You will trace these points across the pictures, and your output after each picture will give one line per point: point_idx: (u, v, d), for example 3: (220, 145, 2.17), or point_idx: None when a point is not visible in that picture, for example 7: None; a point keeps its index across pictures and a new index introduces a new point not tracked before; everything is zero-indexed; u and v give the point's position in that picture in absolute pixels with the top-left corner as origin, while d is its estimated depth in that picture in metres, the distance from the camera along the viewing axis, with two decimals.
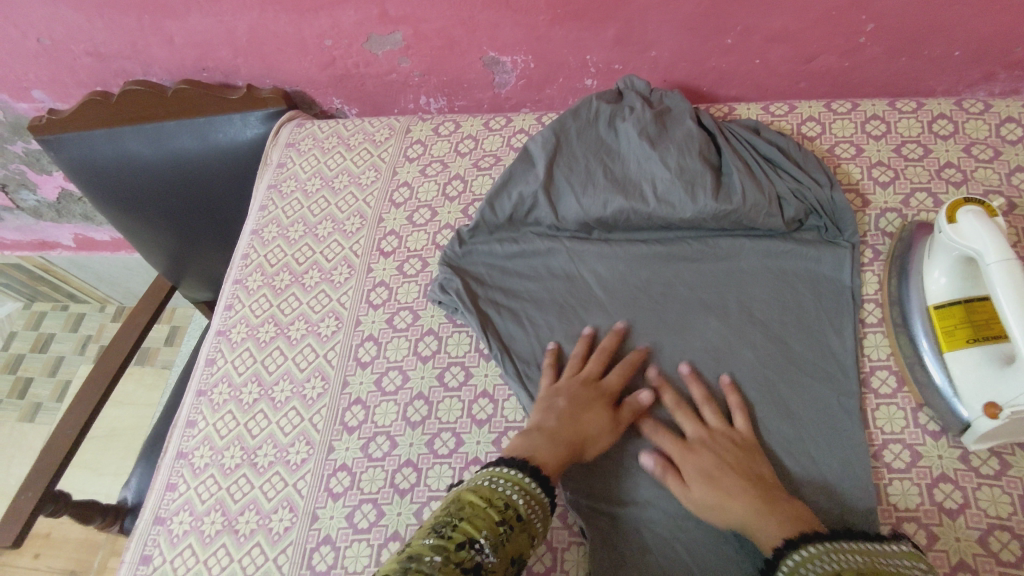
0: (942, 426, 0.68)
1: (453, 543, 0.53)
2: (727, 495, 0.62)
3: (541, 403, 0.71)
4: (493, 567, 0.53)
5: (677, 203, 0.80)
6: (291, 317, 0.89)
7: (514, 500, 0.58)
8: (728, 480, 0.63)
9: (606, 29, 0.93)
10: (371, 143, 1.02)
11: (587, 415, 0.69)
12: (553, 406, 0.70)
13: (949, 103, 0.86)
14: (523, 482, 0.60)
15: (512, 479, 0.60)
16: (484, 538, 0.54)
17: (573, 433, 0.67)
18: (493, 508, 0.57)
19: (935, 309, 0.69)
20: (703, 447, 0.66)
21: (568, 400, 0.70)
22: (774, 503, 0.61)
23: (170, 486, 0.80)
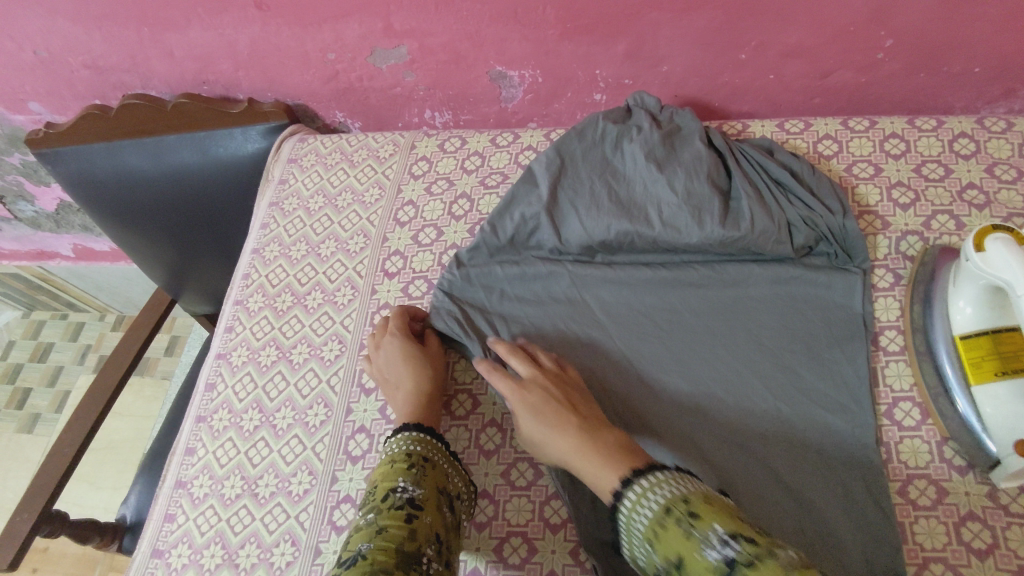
0: (968, 461, 0.65)
1: (379, 500, 0.60)
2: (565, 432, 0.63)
3: (386, 388, 0.76)
4: (423, 497, 0.61)
5: (683, 229, 0.78)
6: (293, 340, 0.86)
7: (414, 448, 0.66)
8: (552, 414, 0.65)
9: (617, 44, 0.90)
10: (375, 159, 1.00)
11: (414, 366, 0.75)
12: (393, 385, 0.75)
13: (970, 121, 0.84)
14: (416, 435, 0.68)
15: (408, 435, 0.67)
16: (403, 481, 0.62)
17: (415, 391, 0.74)
18: (399, 462, 0.64)
19: (961, 339, 0.67)
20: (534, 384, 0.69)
21: (395, 366, 0.76)
22: (597, 438, 0.62)
23: (169, 517, 0.77)
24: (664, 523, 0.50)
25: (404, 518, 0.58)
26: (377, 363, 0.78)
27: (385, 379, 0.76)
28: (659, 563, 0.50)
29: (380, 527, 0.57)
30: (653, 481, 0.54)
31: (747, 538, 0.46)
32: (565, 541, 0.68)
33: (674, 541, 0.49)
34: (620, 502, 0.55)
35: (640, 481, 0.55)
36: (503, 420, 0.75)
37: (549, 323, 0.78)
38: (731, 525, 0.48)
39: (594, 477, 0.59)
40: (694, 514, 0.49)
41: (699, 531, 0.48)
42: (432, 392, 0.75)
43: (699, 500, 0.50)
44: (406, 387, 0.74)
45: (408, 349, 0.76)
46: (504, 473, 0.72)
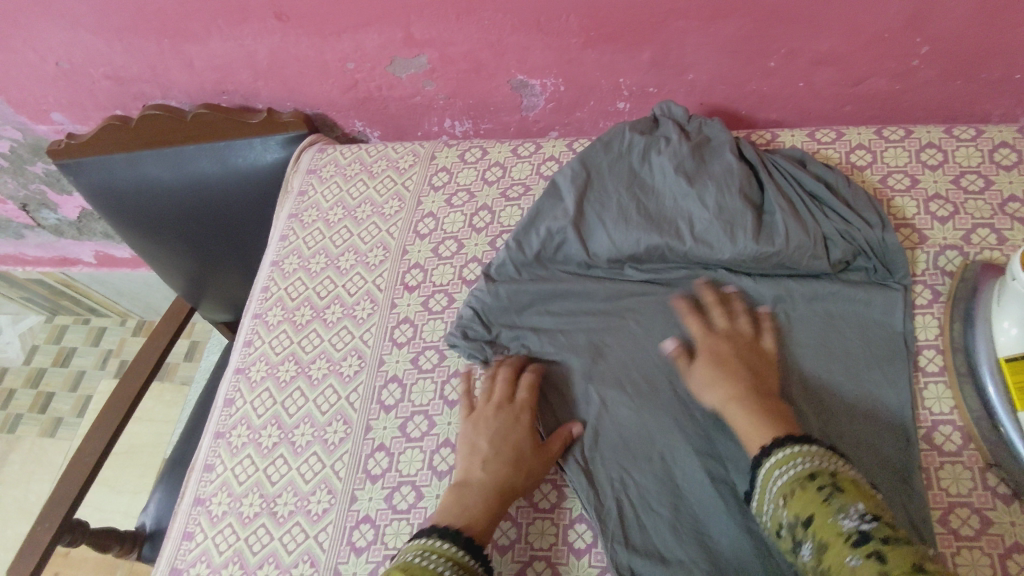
0: (1014, 489, 0.62)
1: None
2: (714, 384, 0.67)
3: (464, 448, 0.70)
4: None
5: (715, 244, 0.75)
6: (313, 355, 0.85)
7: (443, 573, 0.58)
8: (730, 369, 0.68)
9: (641, 52, 0.88)
10: (394, 170, 0.98)
11: (511, 450, 0.69)
12: (477, 451, 0.69)
13: (1011, 130, 0.81)
14: (454, 556, 0.60)
15: (446, 554, 0.60)
16: None
17: (496, 483, 0.66)
18: None
19: (1005, 360, 0.64)
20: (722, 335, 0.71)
21: (490, 438, 0.69)
22: (759, 405, 0.65)
23: (187, 535, 0.77)
24: (806, 488, 0.55)
25: None
26: (475, 416, 0.72)
27: (472, 439, 0.70)
28: (784, 517, 0.55)
29: None
30: (803, 449, 0.58)
31: (883, 522, 0.52)
32: (589, 567, 0.66)
33: (810, 502, 0.54)
34: (761, 458, 0.60)
35: (781, 450, 0.59)
36: None
37: (576, 339, 0.77)
38: (873, 508, 0.53)
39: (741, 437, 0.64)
40: (840, 488, 0.54)
41: (839, 502, 0.53)
42: (510, 482, 0.67)
43: (846, 480, 0.55)
44: (491, 470, 0.67)
45: (508, 423, 0.70)
46: (527, 495, 0.70)
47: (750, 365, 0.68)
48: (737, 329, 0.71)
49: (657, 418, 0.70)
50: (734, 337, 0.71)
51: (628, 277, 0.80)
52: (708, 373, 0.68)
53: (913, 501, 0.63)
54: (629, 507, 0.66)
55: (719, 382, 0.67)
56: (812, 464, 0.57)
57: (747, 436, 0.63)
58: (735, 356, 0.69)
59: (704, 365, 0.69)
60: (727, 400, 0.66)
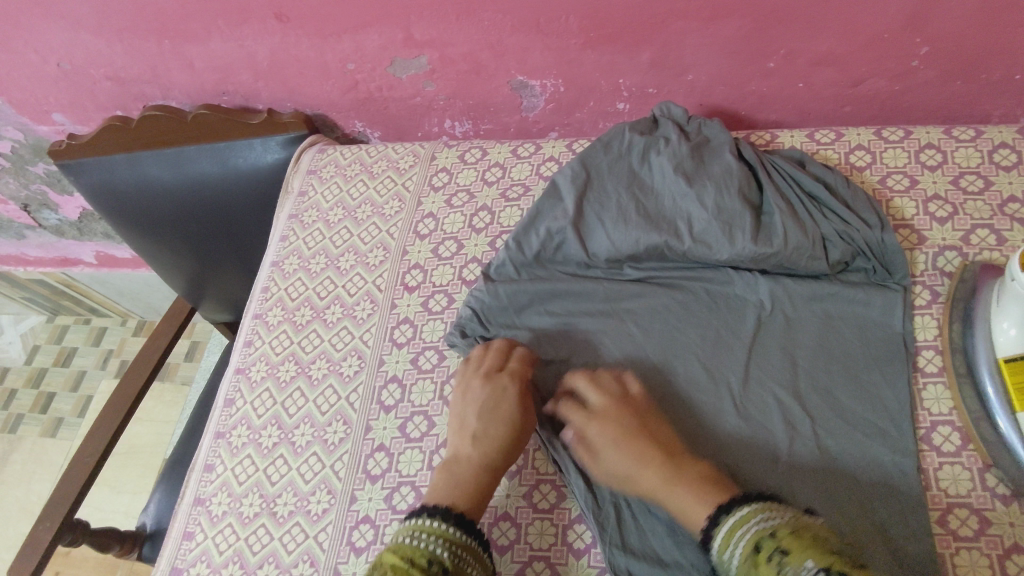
0: (1013, 490, 0.62)
1: None
2: (635, 474, 0.64)
3: (455, 426, 0.71)
4: None
5: (713, 244, 0.75)
6: (313, 356, 0.85)
7: (439, 552, 0.59)
8: (641, 448, 0.64)
9: (641, 53, 0.88)
10: (395, 171, 0.98)
11: (501, 426, 0.69)
12: (467, 429, 0.70)
13: (1011, 131, 0.81)
14: (448, 534, 0.61)
15: (437, 533, 0.60)
16: None
17: (483, 462, 0.67)
18: (416, 566, 0.57)
19: (1004, 361, 0.65)
20: (611, 413, 0.67)
21: (478, 416, 0.69)
22: (681, 474, 0.62)
23: (187, 535, 0.77)
24: (759, 566, 0.52)
25: None
26: (465, 393, 0.72)
27: (462, 418, 0.71)
28: None
29: None
30: (745, 513, 0.56)
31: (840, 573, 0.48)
32: (588, 567, 0.66)
33: None
34: (710, 540, 0.57)
35: (723, 523, 0.57)
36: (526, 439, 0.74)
37: (576, 338, 0.77)
38: (823, 560, 0.49)
39: (684, 512, 0.61)
40: (784, 550, 0.51)
41: (791, 568, 0.50)
42: (502, 456, 0.68)
43: (787, 535, 0.52)
44: (479, 446, 0.68)
45: (496, 399, 0.70)
46: (526, 495, 0.71)
47: (650, 436, 0.65)
48: (614, 398, 0.69)
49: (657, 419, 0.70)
50: (626, 407, 0.68)
51: (627, 277, 0.80)
52: (622, 467, 0.65)
53: (910, 501, 0.63)
54: (627, 509, 0.66)
55: (638, 470, 0.64)
56: (754, 532, 0.54)
57: (691, 512, 0.60)
58: (635, 430, 0.66)
59: (617, 454, 0.65)
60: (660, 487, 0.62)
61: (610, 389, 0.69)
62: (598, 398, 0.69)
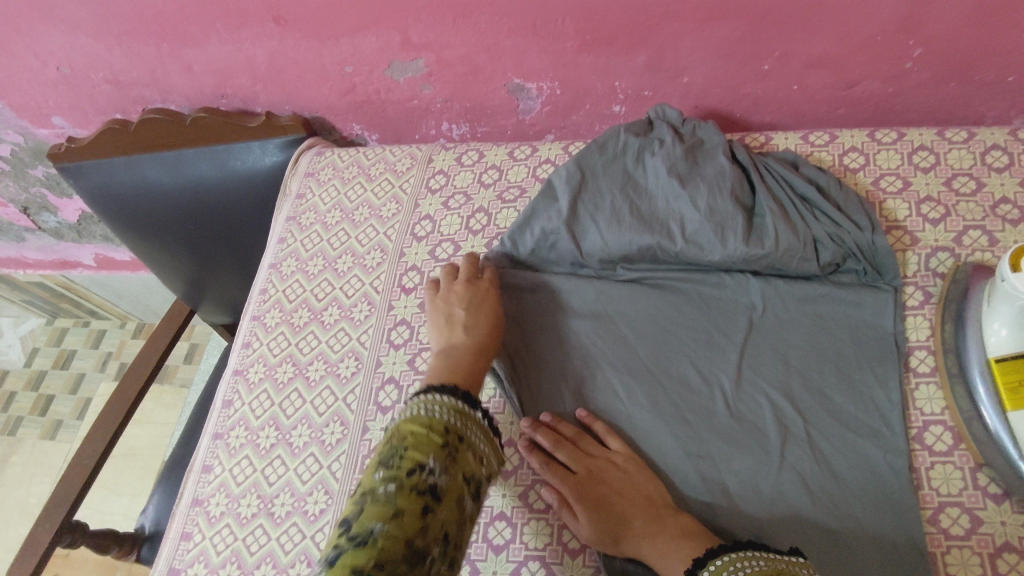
0: (1004, 489, 0.63)
1: (403, 471, 0.51)
2: (614, 532, 0.63)
3: (439, 319, 0.75)
4: (447, 486, 0.52)
5: (706, 245, 0.76)
6: (310, 357, 0.86)
7: (452, 421, 0.57)
8: (620, 509, 0.64)
9: (636, 55, 0.89)
10: (392, 174, 0.99)
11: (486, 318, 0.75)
12: (455, 320, 0.74)
13: (1003, 133, 0.81)
14: (456, 406, 0.59)
15: (449, 402, 0.58)
16: (434, 461, 0.52)
17: (474, 339, 0.72)
18: (437, 431, 0.55)
19: (996, 362, 0.65)
20: (589, 477, 0.67)
21: (465, 308, 0.75)
22: (660, 526, 0.62)
23: (185, 535, 0.77)
24: None
25: (422, 509, 0.49)
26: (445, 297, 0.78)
27: (448, 313, 0.75)
28: None
29: (398, 508, 0.48)
30: (721, 564, 0.55)
31: None
32: (582, 568, 0.66)
33: None
34: None
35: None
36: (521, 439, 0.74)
37: (570, 338, 0.77)
38: None
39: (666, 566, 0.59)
40: None
41: None
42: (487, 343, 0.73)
43: None
44: (473, 331, 0.73)
45: (481, 300, 0.77)
46: (522, 495, 0.71)
47: (627, 491, 0.65)
48: (591, 459, 0.68)
49: (651, 421, 0.71)
50: (607, 467, 0.67)
51: (621, 277, 0.81)
52: (602, 528, 0.64)
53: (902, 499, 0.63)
54: None
55: (617, 527, 0.63)
56: None
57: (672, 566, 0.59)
58: (612, 491, 0.65)
59: (597, 515, 0.64)
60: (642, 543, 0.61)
61: (591, 447, 0.69)
62: (576, 458, 0.68)
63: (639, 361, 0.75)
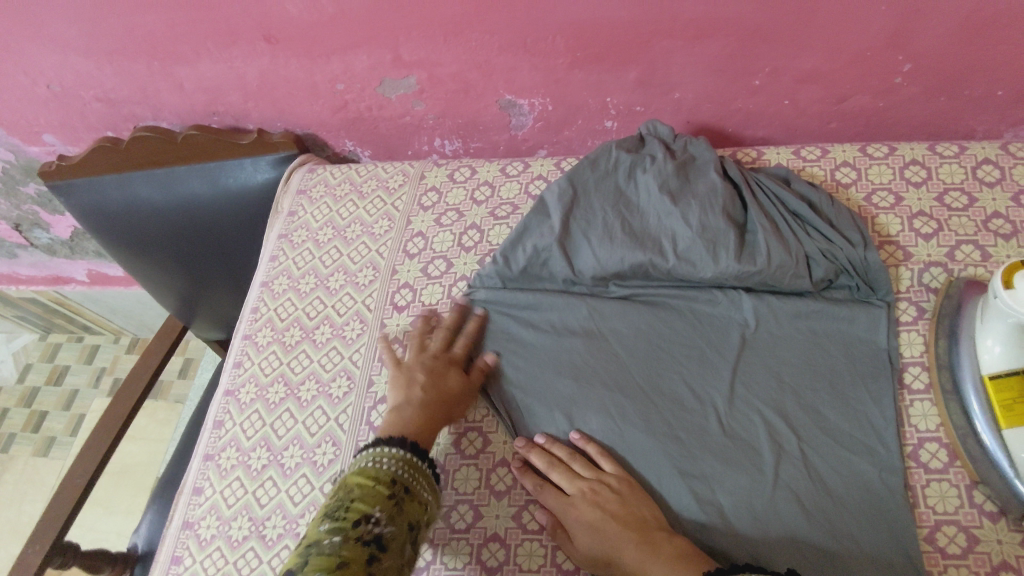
0: (1000, 507, 0.63)
1: (348, 523, 0.57)
2: (611, 555, 0.63)
3: (398, 382, 0.75)
4: (391, 534, 0.58)
5: (698, 262, 0.76)
6: (302, 376, 0.85)
7: (400, 474, 0.63)
8: (612, 532, 0.63)
9: (627, 72, 0.89)
10: (384, 191, 0.99)
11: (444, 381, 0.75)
12: (414, 381, 0.74)
13: (994, 147, 0.81)
14: (405, 459, 0.65)
15: (396, 456, 0.65)
16: (378, 512, 0.59)
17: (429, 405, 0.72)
18: (382, 485, 0.62)
19: (990, 379, 0.65)
20: (581, 502, 0.67)
21: (426, 372, 0.75)
22: (655, 547, 0.61)
23: (175, 559, 0.76)
24: None
25: (366, 558, 0.56)
26: (406, 362, 0.77)
27: (408, 374, 0.75)
28: None
29: (341, 558, 0.54)
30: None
31: None
32: None
33: None
34: None
35: None
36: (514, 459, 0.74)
37: (563, 356, 0.77)
38: None
39: None
40: None
41: None
42: (444, 410, 0.73)
43: None
44: (427, 392, 0.73)
45: (443, 365, 0.76)
46: (515, 516, 0.70)
47: (621, 513, 0.64)
48: (583, 485, 0.68)
49: (645, 439, 0.70)
50: (596, 490, 0.67)
51: (613, 294, 0.80)
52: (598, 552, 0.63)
53: (899, 518, 0.63)
54: None
55: (614, 549, 0.62)
56: None
57: None
58: (606, 513, 0.65)
59: (592, 540, 0.64)
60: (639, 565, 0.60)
61: (579, 471, 0.69)
62: (568, 485, 0.68)
63: (633, 380, 0.74)
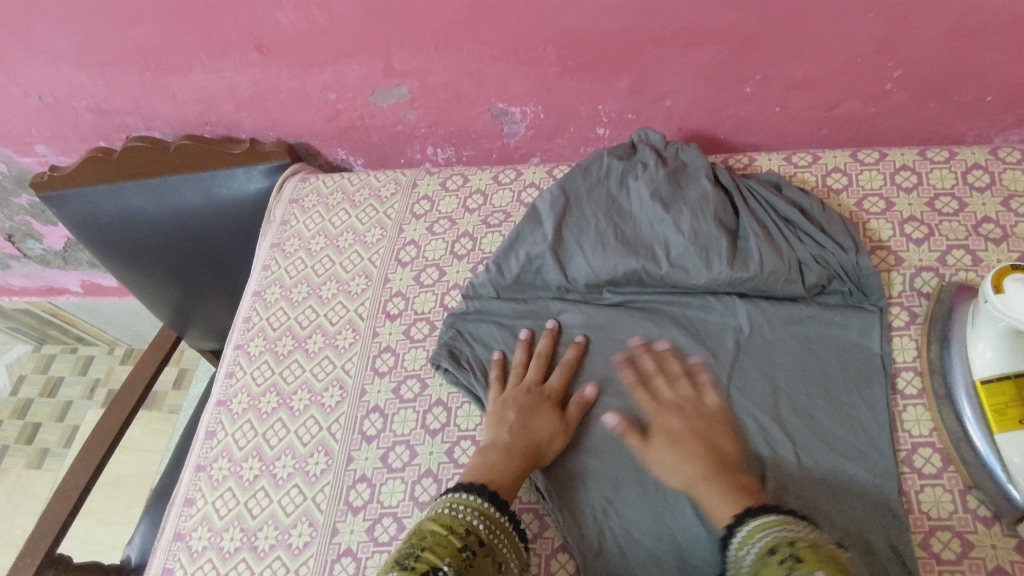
0: (994, 512, 0.62)
1: (416, 572, 0.55)
2: (679, 463, 0.65)
3: (492, 419, 0.72)
4: None
5: (691, 269, 0.76)
6: (294, 386, 0.85)
7: (476, 524, 0.60)
8: (687, 446, 0.66)
9: (618, 79, 0.89)
10: (377, 199, 0.99)
11: (537, 416, 0.71)
12: (506, 419, 0.71)
13: (984, 152, 0.82)
14: (483, 508, 0.62)
15: (475, 505, 0.62)
16: (448, 565, 0.55)
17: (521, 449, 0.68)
18: (455, 535, 0.58)
19: (981, 383, 0.65)
20: (671, 411, 0.69)
21: (517, 410, 0.72)
22: (728, 476, 0.63)
23: (166, 571, 0.76)
24: (771, 563, 0.52)
25: None
26: (505, 395, 0.74)
27: (502, 410, 0.72)
28: None
29: None
30: (744, 535, 0.57)
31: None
32: None
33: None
34: (727, 539, 0.58)
35: (745, 525, 0.57)
36: None
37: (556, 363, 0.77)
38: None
39: (710, 508, 0.62)
40: (800, 558, 0.51)
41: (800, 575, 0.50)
42: (534, 454, 0.69)
43: (804, 547, 0.53)
44: (517, 435, 0.69)
45: (536, 401, 0.72)
46: None
47: (705, 439, 0.67)
48: (687, 399, 0.70)
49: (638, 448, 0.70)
50: (685, 411, 0.69)
51: (607, 301, 0.80)
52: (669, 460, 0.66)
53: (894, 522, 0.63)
54: (611, 541, 0.66)
55: (683, 461, 0.65)
56: (772, 538, 0.55)
57: (716, 509, 0.61)
58: (694, 432, 0.67)
59: (666, 448, 0.67)
60: (695, 482, 0.64)
61: (677, 391, 0.71)
62: (656, 400, 0.71)
63: (626, 388, 0.74)
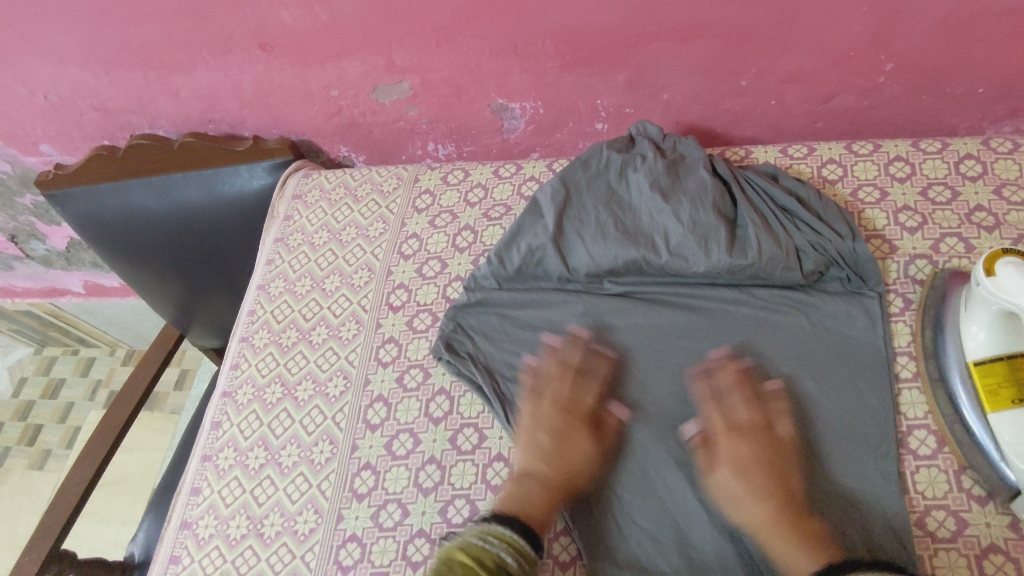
0: (988, 491, 0.64)
1: None
2: (747, 495, 0.65)
3: (525, 441, 0.72)
4: None
5: (690, 257, 0.77)
6: (299, 377, 0.86)
7: (506, 558, 0.61)
8: (758, 479, 0.65)
9: (617, 74, 0.91)
10: (379, 194, 1.00)
11: (597, 447, 0.71)
12: (541, 446, 0.71)
13: (976, 142, 0.83)
14: (515, 541, 0.62)
15: (502, 534, 0.63)
16: None
17: (547, 481, 0.68)
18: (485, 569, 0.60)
19: (975, 365, 0.66)
20: (738, 437, 0.68)
21: (552, 436, 0.71)
22: (802, 524, 0.62)
23: (174, 559, 0.77)
24: None
25: None
26: (536, 411, 0.73)
27: (536, 434, 0.72)
28: None
29: None
30: None
31: None
32: None
33: None
34: None
35: None
36: (510, 454, 0.74)
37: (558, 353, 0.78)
38: None
39: (784, 558, 0.61)
40: None
41: None
42: (563, 482, 0.69)
43: None
44: (553, 464, 0.69)
45: (570, 424, 0.72)
46: None
47: (772, 474, 0.66)
48: (758, 425, 0.69)
49: (639, 432, 0.71)
50: (753, 436, 0.68)
51: (608, 291, 0.82)
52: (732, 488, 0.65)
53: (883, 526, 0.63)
54: (614, 526, 0.67)
55: (758, 497, 0.64)
56: None
57: (794, 559, 0.60)
58: (763, 464, 0.66)
59: (735, 475, 0.66)
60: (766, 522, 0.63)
61: (750, 412, 0.70)
62: (735, 420, 0.69)
63: (628, 376, 0.75)
